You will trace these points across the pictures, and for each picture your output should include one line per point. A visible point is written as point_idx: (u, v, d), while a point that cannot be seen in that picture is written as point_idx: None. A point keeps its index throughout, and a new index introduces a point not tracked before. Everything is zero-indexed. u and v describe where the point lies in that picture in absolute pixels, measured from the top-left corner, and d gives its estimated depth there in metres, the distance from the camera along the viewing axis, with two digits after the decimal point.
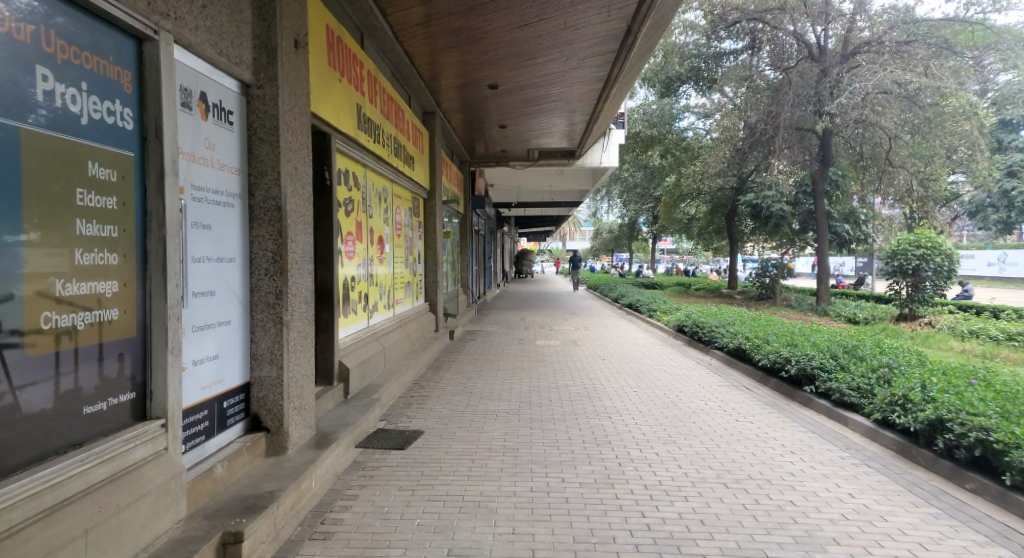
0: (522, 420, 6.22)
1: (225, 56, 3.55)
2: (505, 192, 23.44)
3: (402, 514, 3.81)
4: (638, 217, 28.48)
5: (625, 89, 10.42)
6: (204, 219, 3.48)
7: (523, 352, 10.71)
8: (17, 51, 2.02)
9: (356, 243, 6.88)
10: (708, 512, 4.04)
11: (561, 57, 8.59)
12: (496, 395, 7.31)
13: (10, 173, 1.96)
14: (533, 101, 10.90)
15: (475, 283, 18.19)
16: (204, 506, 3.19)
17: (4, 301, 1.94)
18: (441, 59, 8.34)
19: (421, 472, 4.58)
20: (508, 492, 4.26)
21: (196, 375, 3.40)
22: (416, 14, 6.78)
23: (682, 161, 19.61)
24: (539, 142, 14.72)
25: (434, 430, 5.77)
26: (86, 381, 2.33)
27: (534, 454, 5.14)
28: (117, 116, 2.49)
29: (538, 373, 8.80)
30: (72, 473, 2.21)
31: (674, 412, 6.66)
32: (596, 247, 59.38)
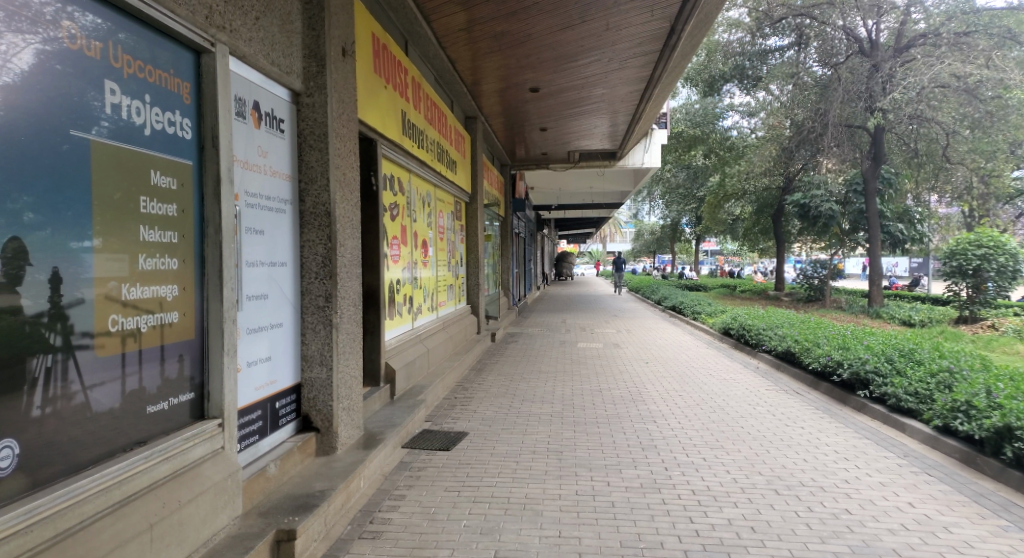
0: (564, 422, 6.16)
1: (277, 66, 3.66)
2: (546, 193, 23.39)
3: (449, 515, 3.81)
4: (680, 218, 27.85)
5: (669, 88, 10.22)
6: (257, 225, 3.58)
7: (564, 354, 10.61)
8: (87, 67, 2.11)
9: (401, 247, 6.98)
10: (760, 519, 3.88)
11: (603, 58, 8.49)
12: (538, 397, 7.26)
13: (80, 182, 2.05)
14: (575, 103, 10.82)
15: (517, 285, 18.18)
16: (258, 503, 3.27)
17: (75, 305, 2.03)
18: (483, 64, 8.39)
19: (466, 473, 4.59)
20: (553, 495, 4.21)
21: (250, 377, 3.49)
22: (459, 20, 6.83)
23: (726, 160, 19.08)
24: (581, 144, 14.61)
25: (477, 431, 5.77)
26: (149, 382, 2.42)
27: (579, 457, 5.07)
28: (176, 126, 2.59)
29: (580, 375, 8.70)
30: (138, 470, 2.29)
31: (721, 417, 6.45)
32: (638, 249, 58.61)
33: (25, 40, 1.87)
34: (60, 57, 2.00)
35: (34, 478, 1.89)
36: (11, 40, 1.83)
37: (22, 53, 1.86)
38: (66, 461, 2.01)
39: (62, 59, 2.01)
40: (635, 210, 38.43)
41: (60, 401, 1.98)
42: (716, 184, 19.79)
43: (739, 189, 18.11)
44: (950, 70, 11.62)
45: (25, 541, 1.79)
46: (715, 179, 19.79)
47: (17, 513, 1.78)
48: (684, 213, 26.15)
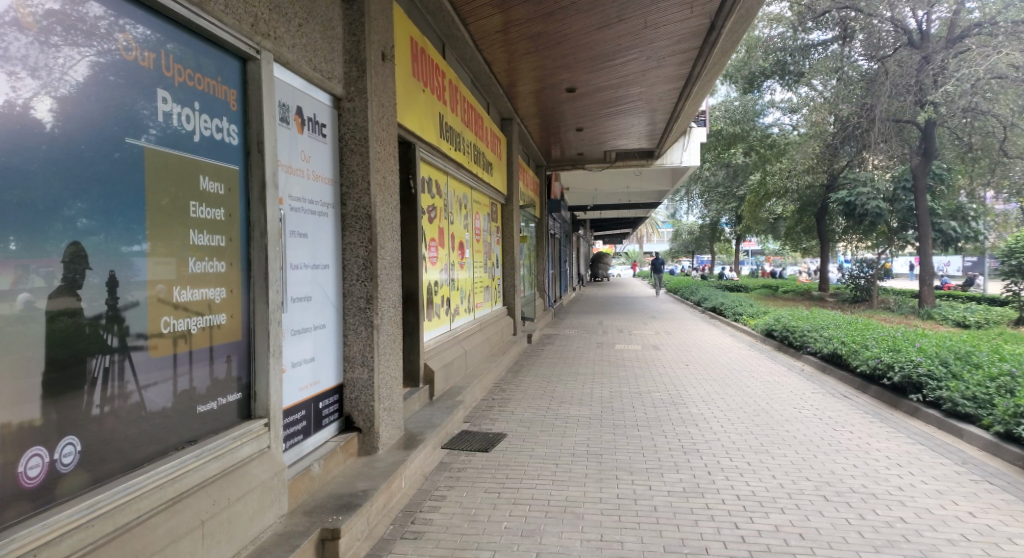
0: (603, 425, 6.07)
1: (319, 72, 3.72)
2: (583, 194, 23.25)
3: (489, 516, 3.79)
4: (719, 217, 27.21)
5: (709, 86, 9.98)
6: (301, 229, 3.65)
7: (601, 356, 10.48)
8: (141, 76, 2.18)
9: (439, 249, 7.03)
10: (808, 526, 3.71)
11: (641, 57, 8.34)
12: (577, 399, 7.18)
13: (134, 189, 2.11)
14: (612, 102, 10.69)
15: (552, 286, 18.10)
16: (303, 503, 3.32)
17: (131, 307, 2.09)
18: (519, 66, 8.38)
19: (506, 475, 4.56)
20: (594, 498, 4.14)
21: (294, 378, 3.55)
22: (496, 22, 6.83)
23: (767, 158, 18.47)
24: (617, 143, 14.44)
25: (516, 433, 5.74)
26: (199, 382, 2.48)
27: (619, 460, 4.98)
28: (223, 132, 2.65)
29: (618, 377, 8.56)
30: (190, 467, 2.35)
31: (765, 420, 6.23)
32: (676, 249, 57.68)
33: (81, 53, 1.92)
34: (113, 68, 2.05)
35: (94, 474, 1.95)
36: (67, 54, 1.88)
37: (77, 66, 1.91)
38: (123, 459, 2.07)
39: (116, 69, 2.06)
40: (673, 210, 37.89)
41: (117, 401, 2.03)
42: (756, 182, 19.07)
43: (781, 187, 17.55)
44: (1008, 60, 10.99)
45: (85, 535, 1.83)
46: (755, 177, 19.08)
47: (78, 508, 1.82)
48: (724, 211, 25.41)
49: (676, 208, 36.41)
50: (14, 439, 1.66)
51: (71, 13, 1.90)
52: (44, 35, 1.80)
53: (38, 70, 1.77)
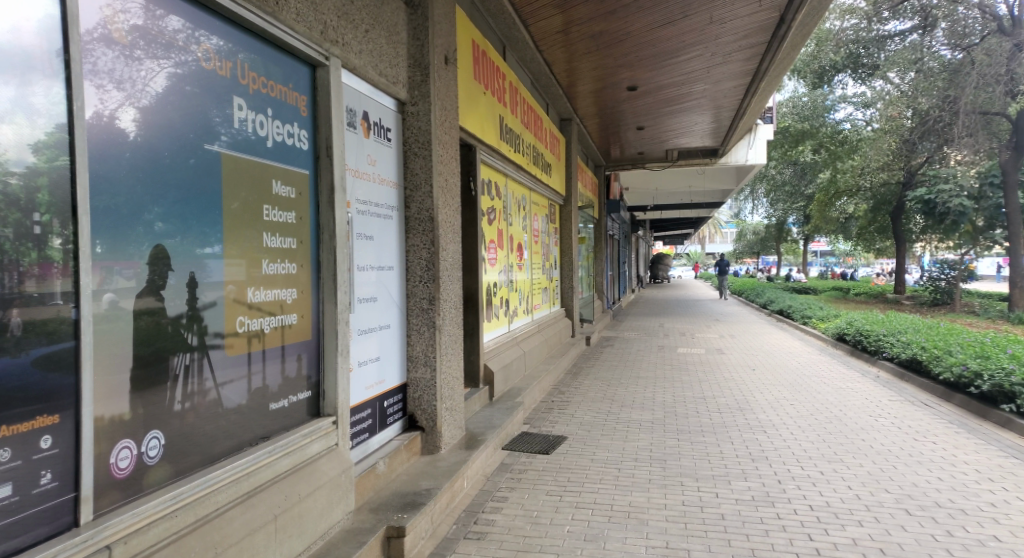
0: (665, 430, 5.86)
1: (384, 77, 3.78)
2: (642, 195, 22.78)
3: (552, 519, 3.73)
4: (785, 218, 25.90)
5: (777, 82, 9.52)
6: (368, 231, 3.72)
7: (662, 359, 10.18)
8: (220, 84, 2.27)
9: (498, 250, 7.03)
10: (890, 541, 3.43)
11: (705, 53, 8.06)
12: (638, 403, 6.99)
13: (211, 192, 2.20)
14: (674, 100, 10.37)
15: (611, 289, 17.80)
16: (369, 500, 3.37)
17: (209, 307, 2.18)
18: (580, 65, 8.25)
19: (568, 478, 4.48)
20: (658, 505, 3.99)
21: (361, 376, 3.61)
22: (557, 23, 6.76)
23: (838, 155, 17.50)
24: (678, 142, 14.05)
25: (577, 436, 5.64)
26: (272, 379, 2.57)
27: (684, 466, 4.78)
28: (294, 138, 2.74)
29: (681, 382, 8.27)
30: (263, 463, 2.42)
31: (839, 428, 5.84)
32: (740, 250, 55.67)
33: (160, 65, 2.00)
34: (190, 78, 2.12)
35: (177, 467, 2.02)
36: (148, 66, 1.96)
37: (156, 77, 1.99)
38: (202, 453, 2.14)
39: (192, 80, 2.14)
40: (737, 210, 36.61)
41: (197, 397, 2.11)
42: (825, 181, 18.27)
43: (854, 184, 16.55)
44: None
45: (170, 525, 1.90)
46: (825, 175, 18.23)
47: (163, 499, 1.89)
48: (791, 211, 23.90)
49: (740, 209, 35.15)
50: (106, 431, 1.74)
51: (152, 27, 1.97)
52: (127, 48, 1.87)
53: (122, 82, 1.85)
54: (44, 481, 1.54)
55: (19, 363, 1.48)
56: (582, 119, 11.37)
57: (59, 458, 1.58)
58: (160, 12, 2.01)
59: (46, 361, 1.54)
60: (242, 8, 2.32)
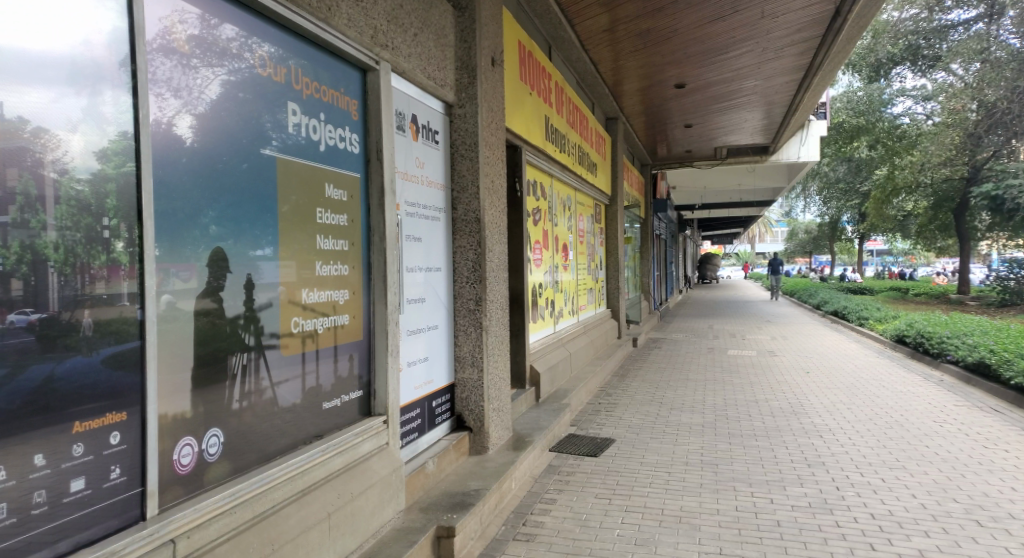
0: (716, 434, 5.68)
1: (433, 80, 3.80)
2: (690, 193, 22.25)
3: (602, 523, 3.66)
4: (838, 217, 24.74)
5: (832, 76, 9.15)
6: (416, 233, 3.76)
7: (713, 362, 9.86)
8: (276, 90, 2.34)
9: (543, 250, 6.99)
10: (961, 553, 3.20)
11: (756, 49, 7.80)
12: (688, 406, 6.79)
13: (268, 195, 2.26)
14: (724, 97, 10.08)
15: (658, 290, 17.44)
16: (419, 499, 3.38)
17: (267, 307, 2.25)
18: (626, 64, 8.11)
19: (617, 481, 4.39)
20: (710, 510, 3.85)
21: (411, 377, 3.65)
22: (603, 22, 6.67)
23: (895, 151, 16.47)
24: (728, 139, 13.66)
25: (626, 439, 5.54)
26: (325, 379, 2.62)
27: (736, 471, 4.61)
28: (346, 142, 2.81)
29: (731, 384, 7.99)
30: (317, 462, 2.47)
31: (901, 434, 5.51)
32: (792, 250, 53.70)
33: (215, 73, 2.03)
34: (243, 85, 2.16)
35: (235, 464, 2.08)
36: (204, 74, 1.99)
37: (211, 85, 2.01)
38: (259, 451, 2.20)
39: (245, 86, 2.17)
40: (789, 208, 35.35)
41: (254, 396, 2.17)
42: (882, 177, 17.04)
43: (914, 180, 15.68)
44: None
45: (230, 521, 1.96)
46: (882, 171, 17.11)
47: (223, 496, 1.95)
48: (845, 210, 22.59)
49: (791, 207, 33.93)
50: (170, 428, 1.80)
51: (208, 36, 2.01)
52: (186, 57, 1.91)
53: (180, 90, 1.88)
54: (113, 476, 1.60)
55: (90, 362, 1.54)
56: (629, 118, 11.19)
57: (127, 453, 1.64)
58: (216, 20, 2.05)
59: (114, 360, 1.60)
60: (295, 14, 2.37)
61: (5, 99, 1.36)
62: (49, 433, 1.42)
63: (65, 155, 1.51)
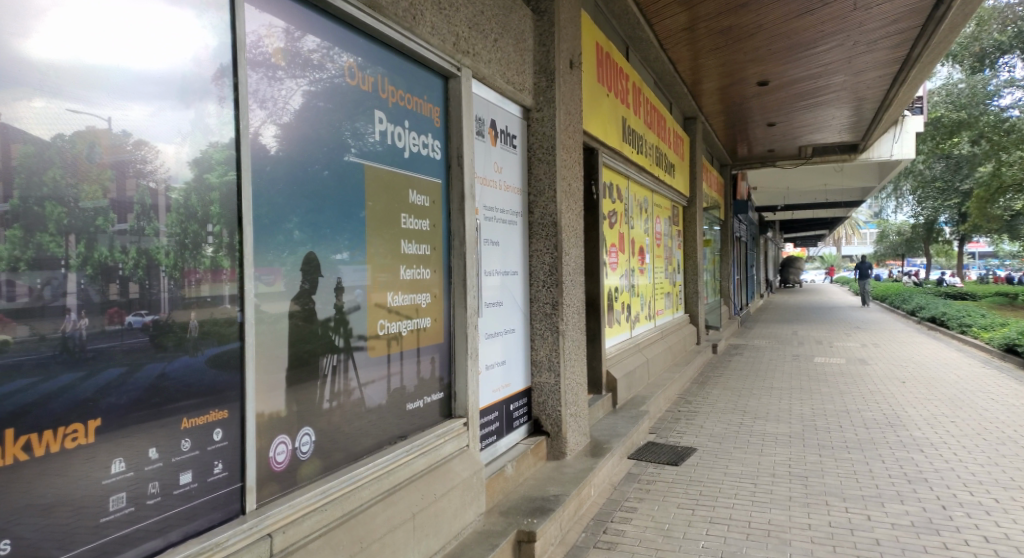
0: (805, 445, 5.29)
1: (512, 85, 3.81)
2: (772, 195, 21.12)
3: (685, 534, 3.50)
4: (934, 218, 22.60)
5: (931, 69, 8.43)
6: (494, 237, 3.78)
7: (799, 369, 9.24)
8: (363, 99, 2.43)
9: (619, 254, 6.83)
10: None
11: (846, 43, 7.29)
12: (773, 416, 6.39)
13: (356, 201, 2.34)
14: (808, 95, 9.48)
15: (737, 294, 16.64)
16: (498, 503, 3.37)
17: (355, 310, 2.33)
18: (705, 63, 7.81)
19: (700, 491, 4.19)
20: (801, 524, 3.58)
21: (489, 380, 3.66)
22: (682, 20, 6.44)
23: (1002, 146, 14.28)
24: (814, 138, 12.87)
25: (708, 448, 5.27)
26: (409, 380, 2.67)
27: (829, 485, 4.27)
28: (428, 148, 2.87)
29: (820, 394, 7.45)
30: (401, 462, 2.52)
31: (1018, 452, 4.91)
32: (885, 253, 49.77)
33: (299, 84, 2.08)
34: (324, 96, 2.20)
35: (326, 463, 2.15)
36: (288, 86, 2.04)
37: (295, 96, 2.06)
38: (347, 449, 2.26)
39: (326, 97, 2.21)
40: (879, 208, 32.91)
41: (343, 397, 2.24)
42: (987, 174, 15.37)
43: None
44: None
45: (322, 517, 2.03)
46: (985, 168, 15.36)
47: (315, 493, 2.03)
48: (941, 210, 20.42)
49: (882, 207, 31.60)
50: (267, 427, 1.89)
51: (293, 49, 2.07)
52: (275, 69, 1.98)
53: (265, 101, 1.93)
54: (216, 471, 1.69)
55: (196, 361, 1.63)
56: (708, 117, 10.75)
57: (228, 450, 1.73)
58: (299, 33, 2.09)
59: (216, 360, 1.70)
60: (380, 24, 2.44)
61: (113, 114, 1.43)
62: (161, 429, 1.52)
63: (167, 167, 1.58)
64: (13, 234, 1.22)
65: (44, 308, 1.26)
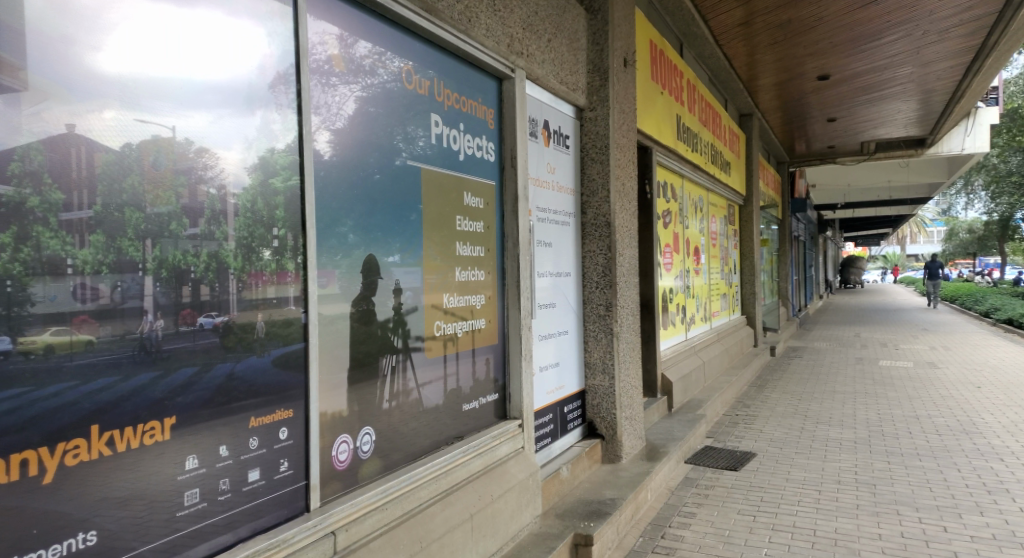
0: (872, 451, 4.99)
1: (565, 84, 3.77)
2: (834, 192, 20.14)
3: (747, 540, 3.36)
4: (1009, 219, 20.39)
5: (1010, 56, 7.82)
6: (547, 238, 3.75)
7: (863, 373, 8.73)
8: (418, 102, 2.46)
9: (674, 254, 6.65)
10: None
11: (914, 33, 6.84)
12: (837, 420, 6.06)
13: (413, 204, 2.38)
14: (873, 88, 8.97)
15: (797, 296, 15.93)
16: (554, 505, 3.33)
17: (412, 312, 2.36)
18: (762, 58, 7.50)
19: (761, 498, 4.01)
20: (871, 534, 3.38)
21: (543, 382, 3.63)
22: (740, 15, 6.20)
23: None
24: (877, 133, 12.20)
25: (768, 453, 5.05)
26: (465, 381, 2.68)
27: (899, 493, 4.01)
28: (483, 150, 2.88)
29: (886, 398, 7.02)
30: (458, 463, 2.52)
31: None
32: (959, 252, 46.62)
33: (352, 90, 2.10)
34: (374, 100, 2.21)
35: (385, 463, 2.19)
36: (342, 92, 2.07)
37: (349, 102, 2.09)
38: (405, 449, 2.29)
39: (377, 101, 2.22)
40: (950, 205, 30.90)
41: (402, 397, 2.27)
42: None
43: None
44: None
45: (382, 517, 2.06)
46: None
47: (375, 492, 2.06)
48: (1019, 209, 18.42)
49: (955, 203, 29.63)
50: (330, 426, 1.93)
51: (347, 57, 2.09)
52: (329, 75, 2.00)
53: (320, 108, 1.96)
54: (282, 468, 1.74)
55: (263, 362, 1.69)
56: (765, 114, 10.32)
57: (294, 448, 1.78)
58: (352, 39, 2.12)
59: (282, 360, 1.75)
60: (435, 26, 2.46)
61: (177, 123, 1.47)
62: (230, 426, 1.57)
63: (228, 173, 1.62)
64: (96, 239, 1.28)
65: (124, 309, 1.32)
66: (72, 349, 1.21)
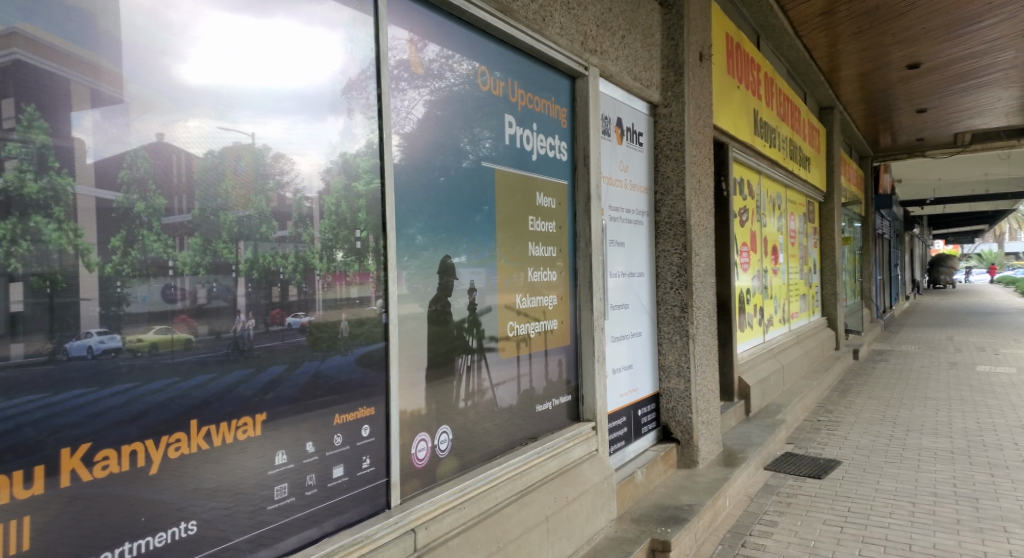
0: (972, 462, 4.53)
1: (639, 80, 3.67)
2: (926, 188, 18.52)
3: (834, 552, 3.13)
4: None
5: None
6: (620, 238, 3.66)
7: (962, 378, 7.97)
8: (489, 103, 2.46)
9: (751, 253, 6.33)
10: None
11: (1020, 14, 6.16)
12: (931, 428, 5.55)
13: (485, 205, 2.39)
14: (968, 75, 8.16)
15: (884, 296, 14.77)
16: (630, 510, 3.24)
17: (486, 312, 2.38)
18: (845, 48, 7.00)
19: (850, 507, 3.73)
20: (976, 553, 3.06)
21: (616, 384, 3.55)
22: (822, 3, 5.79)
23: None
24: (972, 124, 11.12)
25: (855, 461, 4.69)
26: (538, 382, 2.66)
27: (1007, 509, 3.61)
28: (555, 149, 2.85)
29: (988, 405, 6.37)
30: (533, 463, 2.50)
31: None
32: None
33: (421, 94, 2.13)
34: (442, 104, 2.22)
35: (462, 462, 2.20)
36: (411, 97, 2.10)
37: (418, 106, 2.12)
38: (480, 449, 2.30)
39: (444, 105, 2.24)
40: None
41: (477, 397, 2.29)
42: None
43: None
44: None
45: (459, 515, 2.07)
46: None
47: (452, 491, 2.07)
48: None
49: None
50: (409, 423, 1.97)
51: (418, 64, 2.12)
52: (399, 80, 2.04)
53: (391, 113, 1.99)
54: (364, 465, 1.79)
55: (347, 360, 1.74)
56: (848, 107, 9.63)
57: (375, 445, 1.83)
58: (423, 43, 2.14)
59: (364, 359, 1.80)
60: (508, 27, 2.45)
61: (257, 130, 1.53)
62: (314, 422, 1.63)
63: (308, 177, 1.67)
64: (193, 242, 1.36)
65: (216, 309, 1.39)
66: (173, 347, 1.29)
